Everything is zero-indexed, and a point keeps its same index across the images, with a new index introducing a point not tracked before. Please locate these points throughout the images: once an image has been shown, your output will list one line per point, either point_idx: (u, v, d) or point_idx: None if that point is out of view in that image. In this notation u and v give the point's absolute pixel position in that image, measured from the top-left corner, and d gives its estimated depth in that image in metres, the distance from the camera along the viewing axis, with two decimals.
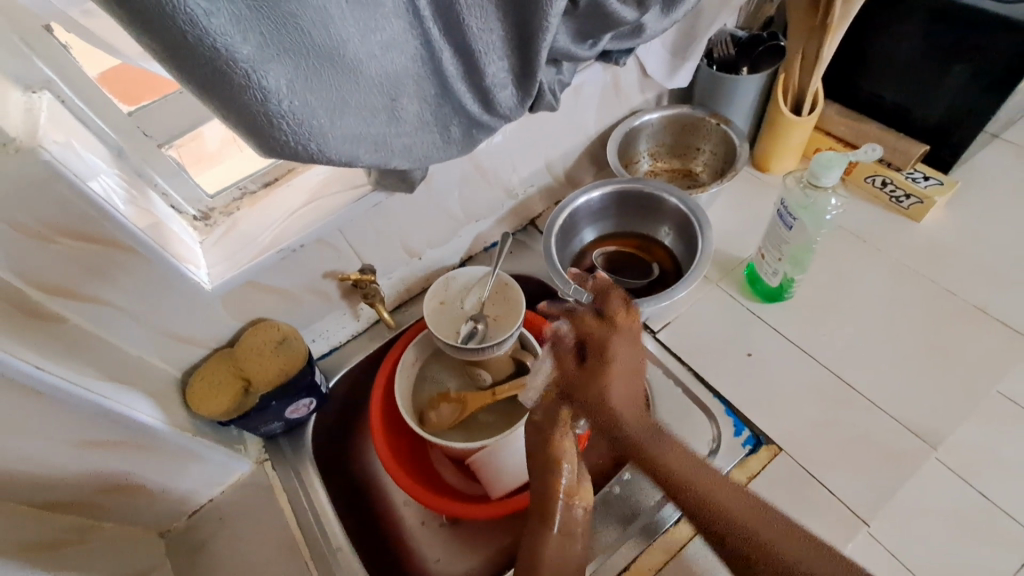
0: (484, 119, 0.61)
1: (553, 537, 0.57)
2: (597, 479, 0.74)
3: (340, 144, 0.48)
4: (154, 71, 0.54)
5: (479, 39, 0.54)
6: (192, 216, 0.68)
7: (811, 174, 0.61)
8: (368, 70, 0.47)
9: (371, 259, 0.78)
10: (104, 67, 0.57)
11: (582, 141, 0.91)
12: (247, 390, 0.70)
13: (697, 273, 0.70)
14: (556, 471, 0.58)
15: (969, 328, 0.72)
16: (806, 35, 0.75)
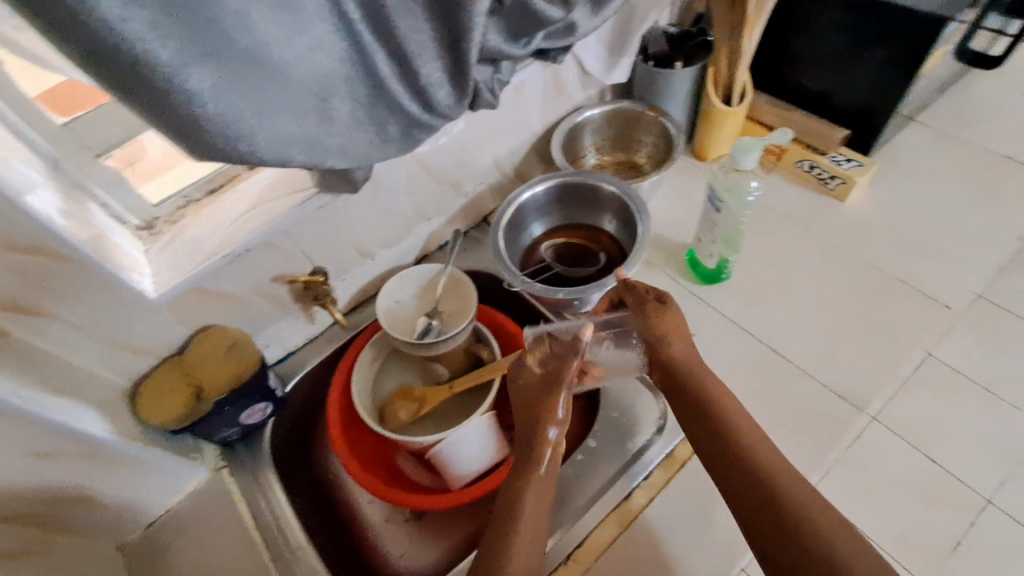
0: (423, 118, 0.64)
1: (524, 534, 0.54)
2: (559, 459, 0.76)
3: (270, 146, 0.50)
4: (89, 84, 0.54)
5: (409, 40, 0.56)
6: (136, 226, 0.66)
7: (733, 158, 0.65)
8: (295, 72, 0.49)
9: (323, 261, 0.79)
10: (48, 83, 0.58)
11: (528, 137, 0.93)
12: (199, 397, 0.70)
13: (635, 258, 0.74)
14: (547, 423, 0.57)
15: (891, 298, 0.77)
16: (730, 31, 0.78)
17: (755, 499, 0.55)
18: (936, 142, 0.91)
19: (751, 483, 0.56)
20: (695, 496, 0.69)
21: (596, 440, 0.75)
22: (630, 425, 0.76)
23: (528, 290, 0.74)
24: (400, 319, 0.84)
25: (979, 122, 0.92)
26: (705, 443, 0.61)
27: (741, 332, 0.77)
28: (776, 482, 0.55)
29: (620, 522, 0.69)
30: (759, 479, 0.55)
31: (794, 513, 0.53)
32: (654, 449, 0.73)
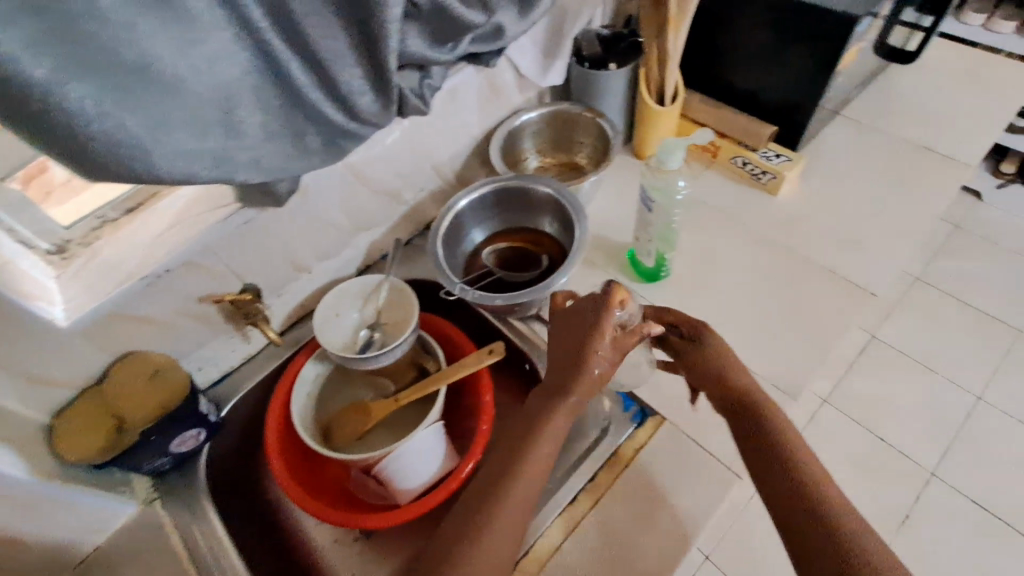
0: (347, 126, 0.62)
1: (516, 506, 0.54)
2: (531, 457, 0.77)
3: (171, 162, 0.47)
4: None
5: (322, 47, 0.54)
6: (47, 250, 0.63)
7: (658, 159, 0.67)
8: (194, 85, 0.46)
9: (255, 277, 0.76)
10: None
11: (468, 142, 0.92)
12: (122, 428, 0.66)
13: (573, 260, 0.74)
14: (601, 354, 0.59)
15: (821, 288, 0.79)
16: (656, 33, 0.80)
17: (790, 503, 0.53)
18: (859, 135, 0.94)
19: (795, 492, 0.53)
20: (639, 494, 0.70)
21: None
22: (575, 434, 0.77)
23: (465, 297, 0.73)
24: (341, 333, 0.82)
25: (898, 114, 0.96)
26: (750, 448, 0.58)
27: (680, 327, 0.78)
28: (819, 496, 0.52)
29: (568, 526, 0.68)
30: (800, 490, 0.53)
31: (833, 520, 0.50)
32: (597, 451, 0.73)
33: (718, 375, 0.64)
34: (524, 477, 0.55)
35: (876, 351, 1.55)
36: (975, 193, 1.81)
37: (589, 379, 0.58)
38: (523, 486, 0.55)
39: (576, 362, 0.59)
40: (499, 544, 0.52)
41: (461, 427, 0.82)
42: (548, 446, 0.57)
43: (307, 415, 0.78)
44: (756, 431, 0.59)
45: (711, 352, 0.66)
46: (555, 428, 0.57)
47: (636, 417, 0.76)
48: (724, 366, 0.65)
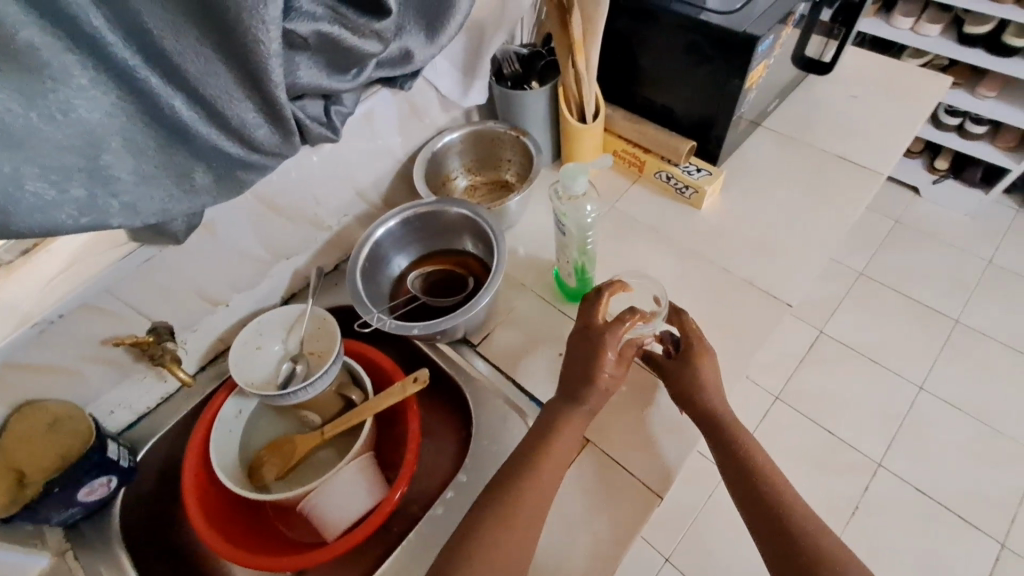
0: (245, 159, 0.60)
1: (519, 521, 0.58)
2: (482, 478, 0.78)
3: (29, 216, 0.46)
4: None
5: (205, 82, 0.53)
6: None
7: (564, 183, 0.68)
8: (50, 134, 0.45)
9: (164, 316, 0.73)
10: None
11: (392, 163, 0.91)
12: (22, 483, 0.63)
13: (493, 284, 0.74)
14: (597, 369, 0.65)
15: (741, 299, 0.80)
16: (566, 55, 0.80)
17: (766, 523, 0.59)
18: (779, 145, 0.96)
19: (770, 511, 0.59)
20: (565, 522, 0.68)
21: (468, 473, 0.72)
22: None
23: (384, 328, 0.72)
24: (264, 367, 0.80)
25: (816, 123, 0.99)
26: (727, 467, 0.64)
27: None
28: (788, 512, 0.58)
29: None
30: (776, 513, 0.58)
31: (802, 543, 0.56)
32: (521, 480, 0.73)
33: (692, 400, 0.68)
34: (534, 493, 0.60)
35: (823, 346, 1.58)
36: (914, 187, 1.87)
37: (597, 391, 0.65)
38: (530, 504, 0.59)
39: (586, 380, 0.65)
40: (509, 559, 0.57)
41: (393, 456, 0.80)
42: (557, 463, 0.63)
43: (228, 455, 0.76)
44: (727, 453, 0.64)
45: (688, 374, 0.69)
46: (568, 439, 0.64)
47: None
48: (698, 388, 0.68)
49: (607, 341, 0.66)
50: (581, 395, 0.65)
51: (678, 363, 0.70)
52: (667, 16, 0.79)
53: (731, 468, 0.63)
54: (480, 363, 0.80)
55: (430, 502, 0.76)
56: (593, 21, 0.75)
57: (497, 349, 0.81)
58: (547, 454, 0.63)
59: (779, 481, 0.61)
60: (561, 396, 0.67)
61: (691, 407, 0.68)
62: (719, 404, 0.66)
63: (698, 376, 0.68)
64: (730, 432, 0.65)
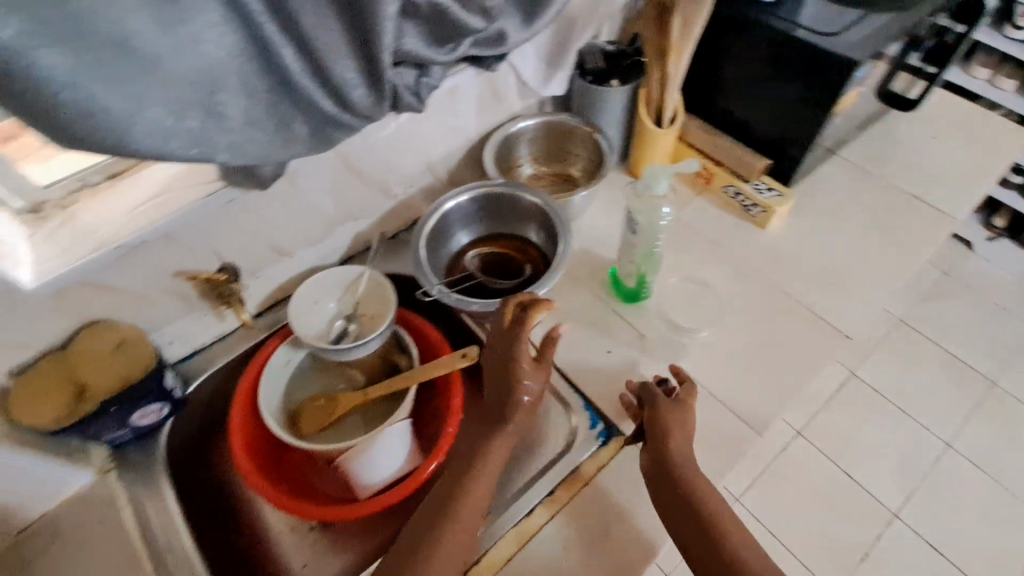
0: (337, 118, 0.61)
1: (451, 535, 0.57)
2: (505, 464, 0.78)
3: (146, 139, 0.47)
4: None
5: (318, 36, 0.54)
6: (20, 209, 0.64)
7: (646, 182, 0.68)
8: (175, 64, 0.45)
9: (234, 257, 0.76)
10: None
11: (463, 142, 0.92)
12: (81, 398, 0.64)
13: (554, 274, 0.74)
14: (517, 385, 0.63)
15: (796, 323, 0.80)
16: (657, 57, 0.81)
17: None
18: (850, 177, 0.95)
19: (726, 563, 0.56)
20: (596, 517, 0.67)
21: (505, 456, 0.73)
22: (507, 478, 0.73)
23: (443, 300, 0.73)
24: (318, 323, 0.81)
25: (890, 160, 0.97)
26: (678, 511, 0.60)
27: (654, 351, 0.78)
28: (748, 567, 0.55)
29: (519, 542, 0.66)
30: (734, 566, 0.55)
31: None
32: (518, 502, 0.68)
33: (660, 434, 0.64)
34: (466, 510, 0.59)
35: (854, 388, 1.55)
36: (967, 242, 1.82)
37: (518, 415, 0.63)
38: (465, 518, 0.59)
39: (513, 404, 0.63)
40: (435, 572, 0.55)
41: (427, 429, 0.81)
42: (492, 473, 0.62)
43: (274, 402, 0.78)
44: (682, 494, 0.61)
45: (669, 415, 0.65)
46: (495, 458, 0.62)
47: (601, 435, 0.73)
48: (665, 429, 0.65)
49: (536, 368, 0.63)
50: (510, 417, 0.63)
51: (654, 400, 0.67)
52: (761, 31, 0.79)
53: (683, 512, 0.60)
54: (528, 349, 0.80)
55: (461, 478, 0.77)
56: (691, 26, 0.75)
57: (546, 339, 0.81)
58: (475, 472, 0.61)
59: (736, 534, 0.58)
60: (490, 414, 0.65)
61: (655, 452, 0.64)
62: (684, 450, 0.63)
63: (673, 418, 0.65)
64: (688, 475, 0.61)
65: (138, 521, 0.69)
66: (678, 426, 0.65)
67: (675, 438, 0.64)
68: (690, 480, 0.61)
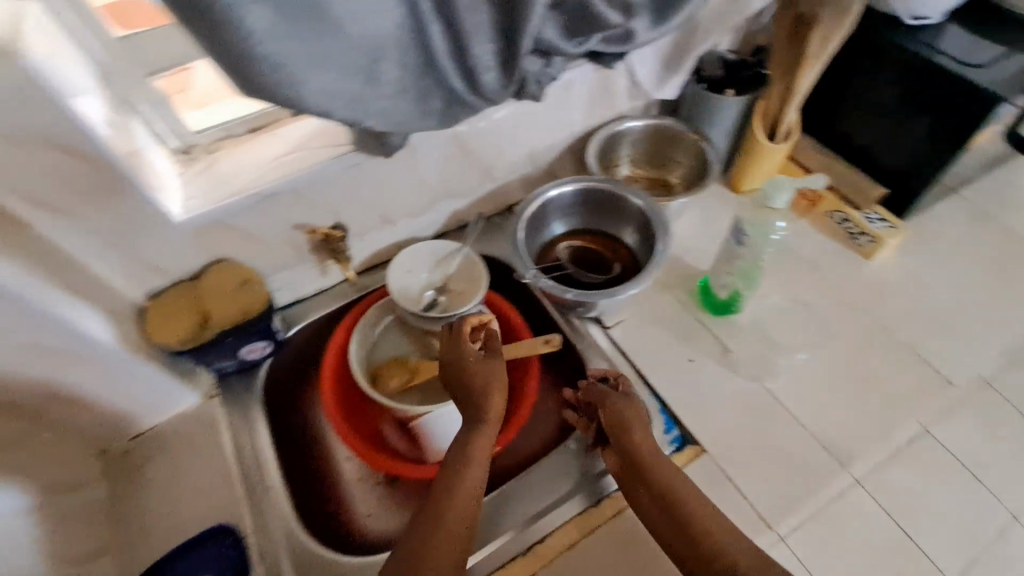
0: (467, 97, 0.64)
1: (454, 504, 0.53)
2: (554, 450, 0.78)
3: (317, 97, 0.50)
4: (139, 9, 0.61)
5: (468, 17, 0.57)
6: (173, 149, 0.70)
7: (763, 194, 0.66)
8: (352, 29, 0.49)
9: (345, 218, 0.81)
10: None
11: (567, 136, 0.93)
12: (204, 325, 0.70)
13: (653, 270, 0.74)
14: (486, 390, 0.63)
15: (890, 360, 0.78)
16: (785, 71, 0.80)
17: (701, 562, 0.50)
18: (967, 218, 0.90)
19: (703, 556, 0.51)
20: None
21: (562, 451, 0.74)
22: (493, 519, 0.70)
23: (538, 285, 0.75)
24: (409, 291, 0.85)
25: (1013, 206, 0.92)
26: (653, 511, 0.57)
27: (738, 366, 0.77)
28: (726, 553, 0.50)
29: (581, 528, 0.69)
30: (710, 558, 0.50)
31: None
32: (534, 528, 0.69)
33: (613, 427, 0.64)
34: (461, 503, 0.54)
35: None
36: None
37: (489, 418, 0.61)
38: (462, 504, 0.54)
39: (481, 405, 0.62)
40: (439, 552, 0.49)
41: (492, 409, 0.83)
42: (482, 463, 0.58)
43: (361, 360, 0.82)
44: (650, 489, 0.58)
45: (626, 411, 0.65)
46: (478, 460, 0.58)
47: (675, 442, 0.72)
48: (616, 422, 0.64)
49: (493, 373, 0.65)
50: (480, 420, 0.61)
51: (606, 397, 0.67)
52: (900, 55, 0.75)
53: (658, 511, 0.57)
54: (608, 345, 0.81)
55: None
56: (831, 40, 0.73)
57: (628, 338, 0.81)
58: (463, 466, 0.57)
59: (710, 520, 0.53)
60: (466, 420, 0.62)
61: (621, 453, 0.62)
62: (638, 437, 0.62)
63: (625, 411, 0.65)
64: (649, 469, 0.59)
65: (236, 447, 0.74)
66: (637, 420, 0.65)
67: (632, 430, 0.63)
68: (655, 472, 0.59)
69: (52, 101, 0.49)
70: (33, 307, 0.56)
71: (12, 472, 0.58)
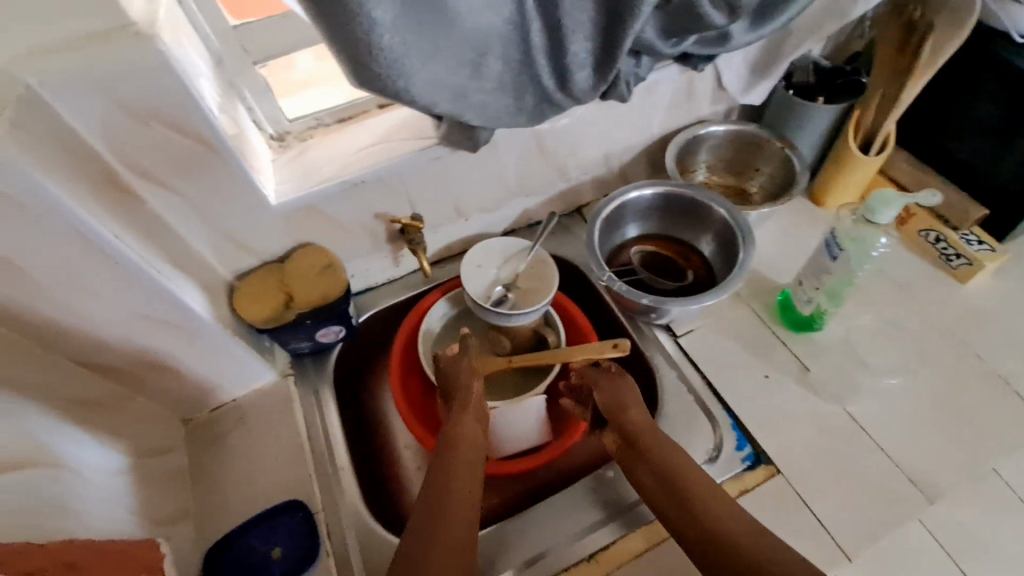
0: (557, 96, 0.63)
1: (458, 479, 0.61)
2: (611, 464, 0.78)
3: (424, 90, 0.51)
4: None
5: (570, 16, 0.56)
6: (269, 135, 0.73)
7: (868, 209, 0.63)
8: (465, 24, 0.49)
9: (421, 210, 0.82)
10: None
11: (644, 139, 0.92)
12: (287, 305, 0.73)
13: (734, 279, 0.72)
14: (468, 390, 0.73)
15: (985, 392, 0.73)
16: (892, 77, 0.76)
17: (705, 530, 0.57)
18: None
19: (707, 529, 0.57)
20: None
21: (614, 471, 0.73)
22: (511, 542, 0.69)
23: (614, 287, 0.74)
24: (480, 285, 0.85)
25: None
26: (656, 485, 0.63)
27: (816, 387, 0.74)
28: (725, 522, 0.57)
29: (646, 539, 0.67)
30: (713, 526, 0.56)
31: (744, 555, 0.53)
32: (550, 558, 0.67)
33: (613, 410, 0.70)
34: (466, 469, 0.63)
35: None
36: None
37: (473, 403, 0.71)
38: (467, 471, 0.63)
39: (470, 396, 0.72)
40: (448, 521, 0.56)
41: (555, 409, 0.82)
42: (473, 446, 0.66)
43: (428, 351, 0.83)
44: (654, 468, 0.64)
45: (629, 395, 0.72)
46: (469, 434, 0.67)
47: (748, 459, 0.70)
48: (615, 404, 0.71)
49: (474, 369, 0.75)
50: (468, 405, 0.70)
51: (612, 379, 0.74)
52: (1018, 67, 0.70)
53: (659, 484, 0.63)
54: (677, 353, 0.79)
55: (587, 466, 0.79)
56: (943, 51, 0.69)
57: (700, 350, 0.79)
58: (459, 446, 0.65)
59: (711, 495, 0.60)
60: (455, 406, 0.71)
61: (621, 433, 0.69)
62: (640, 418, 0.69)
63: (622, 391, 0.72)
64: (654, 449, 0.66)
65: (307, 425, 0.77)
66: (632, 399, 0.72)
67: (631, 410, 0.70)
68: (659, 452, 0.65)
69: (178, 85, 0.52)
70: (145, 276, 0.58)
71: (102, 432, 0.62)
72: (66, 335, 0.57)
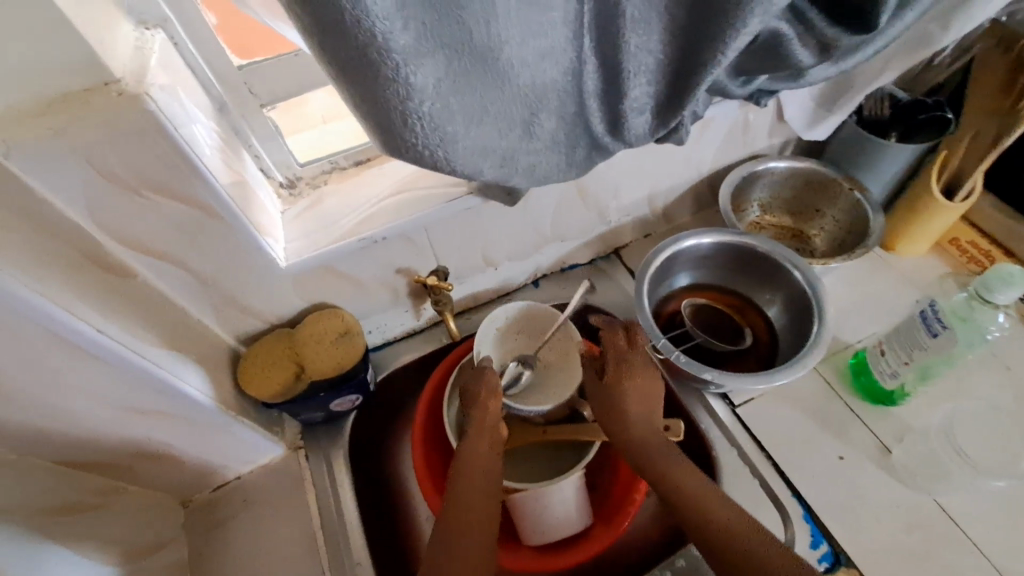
0: (607, 143, 0.52)
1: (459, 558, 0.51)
2: (658, 548, 0.71)
3: (467, 156, 0.42)
4: (264, 36, 0.54)
5: (634, 58, 0.45)
6: (279, 182, 0.65)
7: (983, 285, 0.59)
8: (517, 78, 0.40)
9: (448, 261, 0.73)
10: (223, 16, 0.51)
11: (693, 176, 0.82)
12: (298, 376, 0.65)
13: (813, 353, 0.63)
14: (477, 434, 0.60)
15: None
16: (989, 119, 0.68)
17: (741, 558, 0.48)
18: None
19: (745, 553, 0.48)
20: None
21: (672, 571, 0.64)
22: None
23: (671, 358, 0.65)
24: (496, 351, 0.72)
25: None
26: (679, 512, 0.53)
27: (900, 471, 0.65)
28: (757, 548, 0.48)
29: None
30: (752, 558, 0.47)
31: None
32: None
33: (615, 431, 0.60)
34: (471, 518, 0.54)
35: None
36: None
37: (491, 429, 0.60)
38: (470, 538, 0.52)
39: (476, 438, 0.59)
40: None
41: (600, 479, 0.73)
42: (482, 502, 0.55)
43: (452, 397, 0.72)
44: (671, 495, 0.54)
45: (629, 404, 0.60)
46: (480, 471, 0.57)
47: (825, 560, 0.61)
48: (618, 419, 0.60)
49: (491, 389, 0.62)
50: (479, 435, 0.60)
51: (609, 385, 0.62)
52: None
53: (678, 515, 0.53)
54: (732, 421, 0.70)
55: (632, 552, 0.72)
56: None
57: (765, 424, 0.69)
58: (464, 509, 0.54)
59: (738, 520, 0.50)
60: (471, 422, 0.61)
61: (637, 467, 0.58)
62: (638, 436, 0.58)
63: (621, 396, 0.61)
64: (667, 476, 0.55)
65: (319, 509, 0.69)
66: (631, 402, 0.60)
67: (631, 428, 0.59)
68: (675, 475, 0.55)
69: (172, 148, 0.44)
70: (134, 364, 0.50)
71: (89, 541, 0.54)
72: (45, 436, 0.49)
